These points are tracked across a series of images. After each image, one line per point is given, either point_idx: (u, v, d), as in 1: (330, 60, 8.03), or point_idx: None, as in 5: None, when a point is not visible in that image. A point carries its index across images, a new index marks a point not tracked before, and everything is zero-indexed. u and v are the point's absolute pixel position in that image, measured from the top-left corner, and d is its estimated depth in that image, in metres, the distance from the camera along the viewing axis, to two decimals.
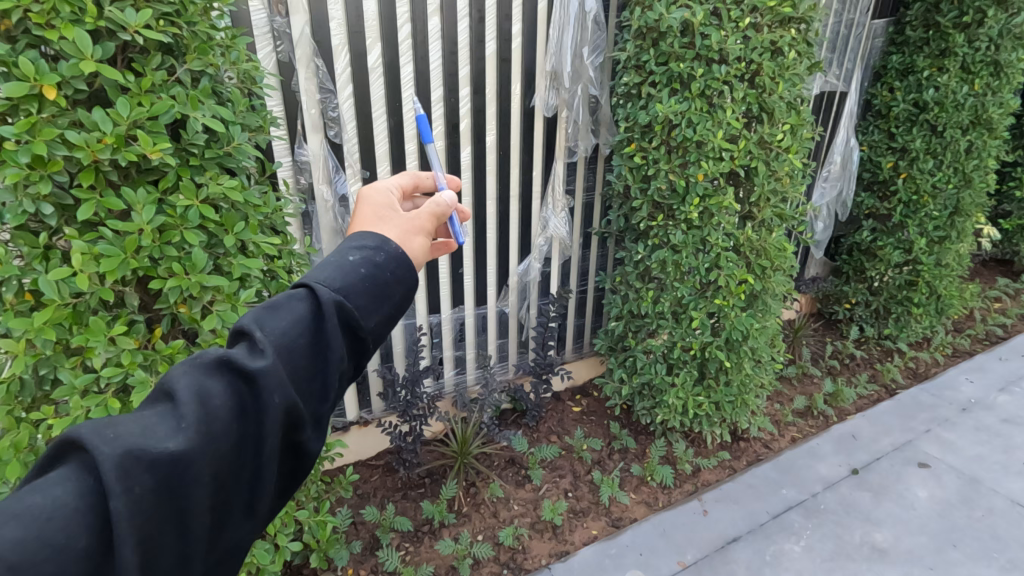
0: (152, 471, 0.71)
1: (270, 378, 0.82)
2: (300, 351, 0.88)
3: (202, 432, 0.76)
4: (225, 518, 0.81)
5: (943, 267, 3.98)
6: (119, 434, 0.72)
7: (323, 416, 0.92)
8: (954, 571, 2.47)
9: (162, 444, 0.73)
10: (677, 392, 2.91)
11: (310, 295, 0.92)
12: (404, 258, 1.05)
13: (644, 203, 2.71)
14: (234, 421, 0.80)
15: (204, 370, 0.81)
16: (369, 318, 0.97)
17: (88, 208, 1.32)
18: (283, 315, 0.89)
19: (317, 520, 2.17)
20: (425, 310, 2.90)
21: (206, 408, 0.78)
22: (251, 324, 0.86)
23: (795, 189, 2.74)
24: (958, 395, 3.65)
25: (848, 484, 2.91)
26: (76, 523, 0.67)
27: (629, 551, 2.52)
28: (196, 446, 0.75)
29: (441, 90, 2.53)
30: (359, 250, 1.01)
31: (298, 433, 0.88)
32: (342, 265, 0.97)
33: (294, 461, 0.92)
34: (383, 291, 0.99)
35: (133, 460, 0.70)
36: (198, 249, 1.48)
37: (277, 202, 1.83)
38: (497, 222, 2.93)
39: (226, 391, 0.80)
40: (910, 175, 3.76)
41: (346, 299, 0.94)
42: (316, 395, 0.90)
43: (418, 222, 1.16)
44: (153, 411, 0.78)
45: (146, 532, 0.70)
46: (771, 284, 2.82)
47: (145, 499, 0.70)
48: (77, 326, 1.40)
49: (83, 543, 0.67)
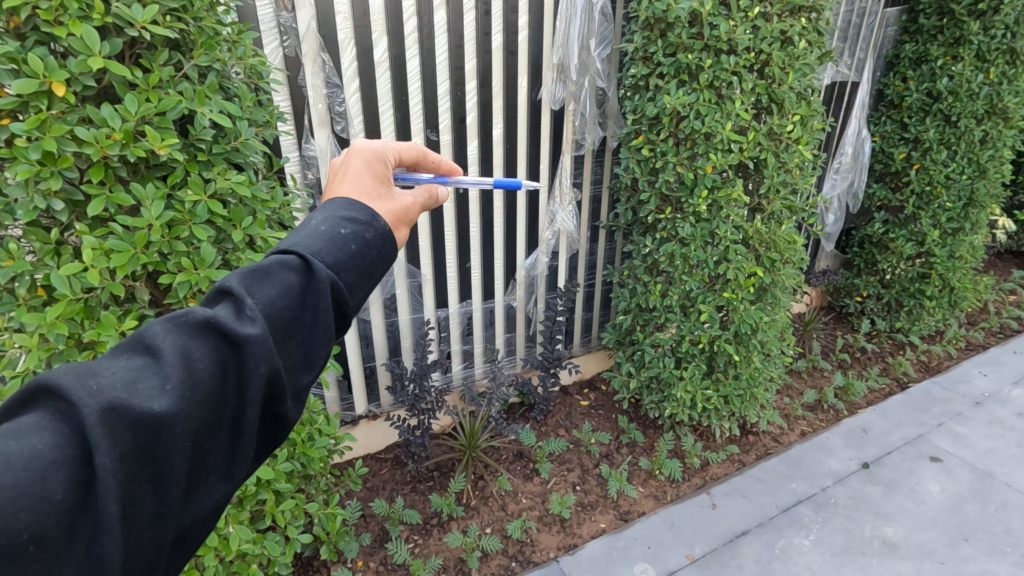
0: (133, 430, 0.71)
1: (258, 346, 0.81)
2: (288, 321, 0.87)
3: (186, 395, 0.76)
4: (203, 484, 0.80)
5: (957, 259, 3.92)
6: (100, 387, 0.72)
7: (308, 390, 0.92)
8: (966, 565, 2.44)
9: (146, 403, 0.72)
10: (686, 386, 2.90)
11: (302, 264, 0.92)
12: (392, 238, 1.04)
13: (652, 196, 2.69)
14: (217, 386, 0.79)
15: (190, 330, 0.80)
16: (356, 296, 0.97)
17: (99, 204, 1.33)
18: (273, 284, 0.88)
19: (326, 512, 2.19)
20: (433, 304, 2.91)
21: (191, 371, 0.77)
22: (241, 288, 0.86)
23: (806, 181, 2.71)
24: (971, 388, 3.61)
25: (858, 478, 2.90)
26: (54, 476, 0.66)
27: (637, 544, 2.52)
28: (179, 408, 0.74)
29: (447, 84, 2.52)
30: (351, 223, 1.00)
31: (283, 404, 0.87)
32: (334, 238, 0.96)
33: (275, 432, 0.91)
34: (371, 271, 1.00)
35: (114, 417, 0.70)
36: (207, 245, 1.49)
37: (285, 197, 1.84)
38: (504, 216, 2.93)
39: (211, 355, 0.80)
40: (923, 166, 3.70)
41: (337, 276, 0.94)
42: (301, 366, 0.90)
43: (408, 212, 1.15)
44: (136, 366, 0.77)
45: (123, 492, 0.69)
46: (781, 277, 2.79)
47: (125, 457, 0.70)
48: (88, 320, 1.42)
49: (60, 496, 0.66)
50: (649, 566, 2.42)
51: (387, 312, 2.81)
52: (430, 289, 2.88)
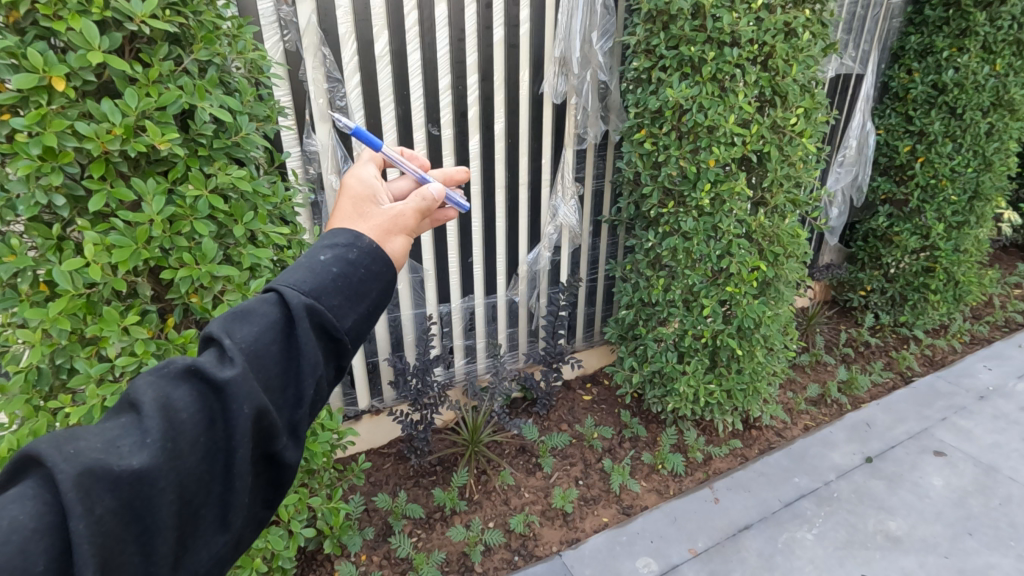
0: (113, 489, 0.72)
1: (237, 388, 0.82)
2: (269, 358, 0.88)
3: (166, 448, 0.77)
4: (196, 533, 0.81)
5: (962, 253, 3.90)
6: (80, 450, 0.73)
7: (300, 424, 0.92)
8: (970, 559, 2.44)
9: (125, 461, 0.74)
10: (689, 380, 2.89)
11: (280, 299, 0.92)
12: (378, 252, 1.03)
13: (654, 190, 2.68)
14: (201, 433, 0.81)
15: (170, 380, 0.82)
16: (344, 319, 0.96)
17: (100, 199, 1.32)
18: (253, 323, 0.89)
19: (330, 507, 2.19)
20: (435, 299, 2.91)
21: (171, 423, 0.79)
22: (219, 332, 0.87)
23: (809, 174, 2.69)
24: (975, 382, 3.60)
25: (862, 472, 2.89)
26: (35, 546, 0.67)
27: (639, 538, 2.53)
28: (160, 460, 0.76)
29: (448, 78, 2.51)
30: (331, 248, 1.00)
31: (275, 441, 0.88)
32: (313, 267, 0.96)
33: (272, 472, 0.92)
34: (358, 290, 0.99)
35: (93, 479, 0.71)
36: (209, 240, 1.49)
37: (286, 192, 1.84)
38: (506, 210, 2.92)
39: (193, 403, 0.81)
40: (928, 159, 3.68)
41: (316, 301, 0.94)
42: (289, 402, 0.90)
43: (401, 219, 1.11)
44: (119, 424, 0.79)
45: (107, 551, 0.71)
46: (785, 271, 2.77)
47: (106, 518, 0.71)
48: (91, 316, 1.42)
49: (42, 565, 0.66)
50: (652, 560, 2.43)
51: (390, 308, 2.81)
52: (433, 285, 2.88)
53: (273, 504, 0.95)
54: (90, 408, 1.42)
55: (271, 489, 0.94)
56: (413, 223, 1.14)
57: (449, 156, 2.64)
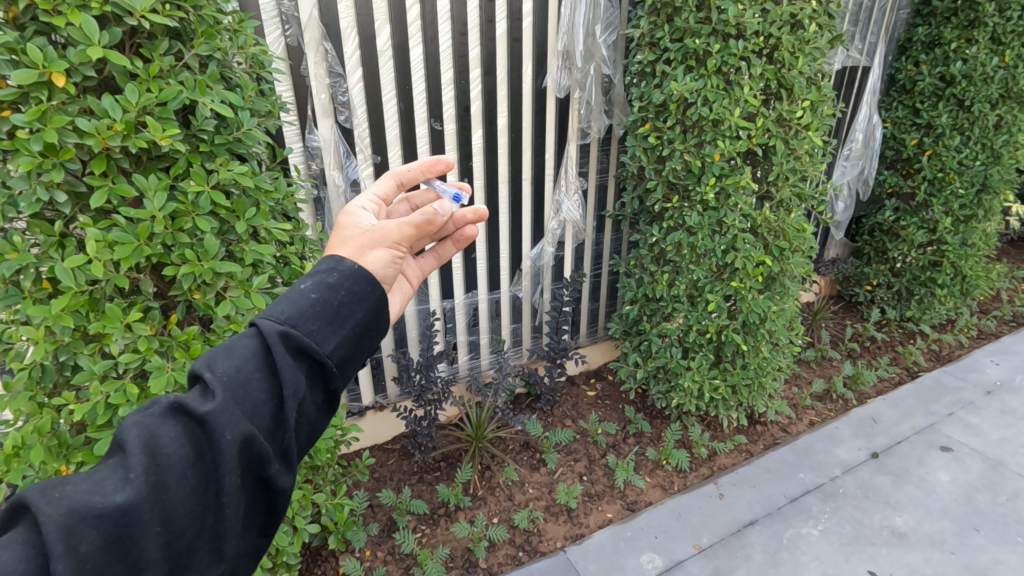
0: (98, 526, 0.74)
1: (217, 419, 0.83)
2: (252, 387, 0.88)
3: (150, 483, 0.78)
4: (188, 565, 0.81)
5: (969, 247, 3.86)
6: (66, 494, 0.75)
7: (289, 450, 0.91)
8: (977, 555, 2.42)
9: (108, 498, 0.76)
10: (693, 375, 2.87)
11: (260, 330, 0.93)
12: (359, 272, 1.02)
13: (659, 184, 2.66)
14: (186, 466, 0.81)
15: (154, 419, 0.84)
16: (327, 342, 0.95)
17: (101, 196, 1.32)
18: (234, 356, 0.90)
19: (334, 503, 2.20)
20: (438, 295, 2.90)
21: (154, 459, 0.80)
22: (201, 367, 0.88)
23: (815, 168, 2.67)
24: (982, 377, 3.57)
25: (867, 468, 2.87)
26: None
27: (644, 534, 2.52)
28: (143, 496, 0.77)
29: (451, 72, 2.50)
30: (310, 275, 1.00)
31: (264, 469, 0.87)
32: (293, 296, 0.96)
33: (266, 500, 0.91)
34: (339, 311, 0.98)
35: (78, 519, 0.73)
36: (210, 236, 1.48)
37: (288, 188, 1.83)
38: (510, 206, 2.91)
39: (177, 438, 0.82)
40: (935, 152, 3.64)
41: (294, 327, 0.93)
42: (277, 428, 0.90)
43: (380, 234, 1.11)
44: (108, 464, 0.81)
45: None
46: (790, 266, 2.75)
47: (91, 556, 0.72)
48: (93, 313, 1.41)
49: None
50: (656, 556, 2.42)
51: None
52: (436, 281, 2.87)
53: (271, 531, 0.95)
54: (93, 405, 1.42)
55: (268, 517, 0.93)
56: (398, 235, 1.12)
57: (452, 151, 2.63)
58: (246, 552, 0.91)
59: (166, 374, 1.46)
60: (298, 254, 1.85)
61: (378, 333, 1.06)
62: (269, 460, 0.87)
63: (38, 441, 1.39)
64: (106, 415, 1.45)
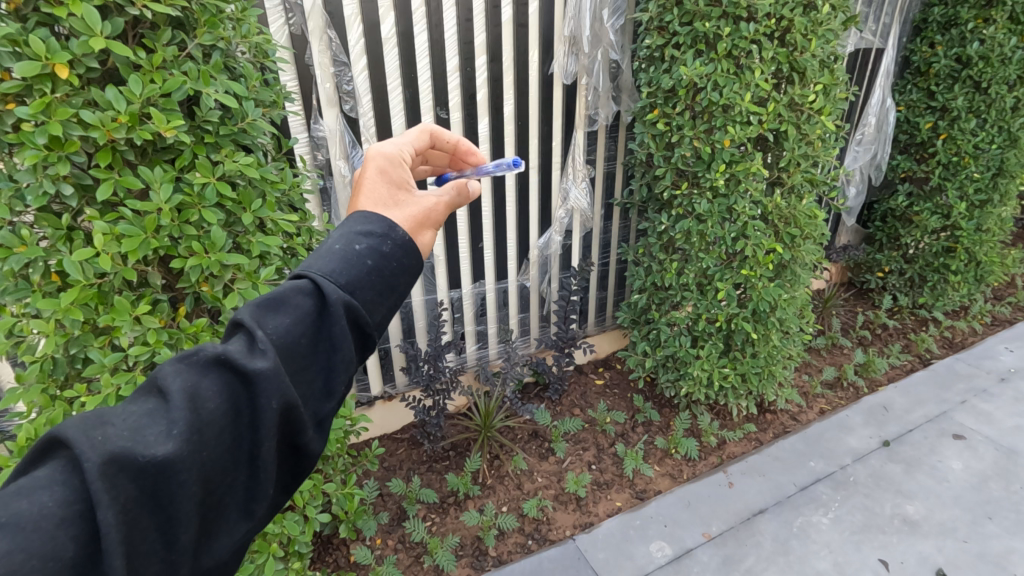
0: (137, 479, 0.72)
1: (265, 380, 0.82)
2: (299, 351, 0.89)
3: (192, 440, 0.77)
4: (218, 521, 0.82)
5: (984, 232, 3.79)
6: (107, 438, 0.73)
7: (325, 417, 0.93)
8: (989, 543, 2.40)
9: (151, 450, 0.74)
10: (702, 364, 2.83)
11: (314, 290, 0.93)
12: (411, 246, 1.05)
13: (667, 171, 2.62)
14: (226, 424, 0.81)
15: (200, 369, 0.82)
16: (376, 313, 0.98)
17: (108, 188, 1.32)
18: (284, 314, 0.90)
19: (344, 493, 2.21)
20: (446, 285, 2.89)
21: (197, 414, 0.79)
22: (251, 321, 0.87)
23: (827, 153, 2.61)
24: (996, 364, 3.53)
25: (879, 456, 2.86)
26: (63, 534, 0.67)
27: (653, 522, 2.53)
28: (185, 452, 0.76)
29: (456, 59, 2.47)
30: (367, 237, 1.01)
31: (299, 435, 0.89)
32: (348, 256, 0.97)
33: (293, 461, 0.93)
34: (390, 283, 1.01)
35: (119, 468, 0.71)
36: (217, 227, 1.47)
37: (294, 179, 1.82)
38: (517, 194, 2.89)
39: (220, 394, 0.82)
40: (950, 135, 3.57)
41: (352, 296, 0.95)
42: (318, 394, 0.92)
43: (433, 213, 1.15)
44: (146, 412, 0.78)
45: (129, 544, 0.70)
46: (802, 253, 2.68)
47: (130, 509, 0.71)
48: (102, 306, 1.42)
49: (71, 553, 0.67)
50: (665, 545, 2.42)
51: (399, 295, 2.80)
52: (443, 271, 2.86)
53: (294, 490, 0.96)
54: (104, 397, 1.42)
55: (291, 478, 0.95)
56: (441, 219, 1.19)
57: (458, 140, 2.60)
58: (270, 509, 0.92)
59: None
60: (305, 246, 1.85)
61: None
62: (306, 427, 0.89)
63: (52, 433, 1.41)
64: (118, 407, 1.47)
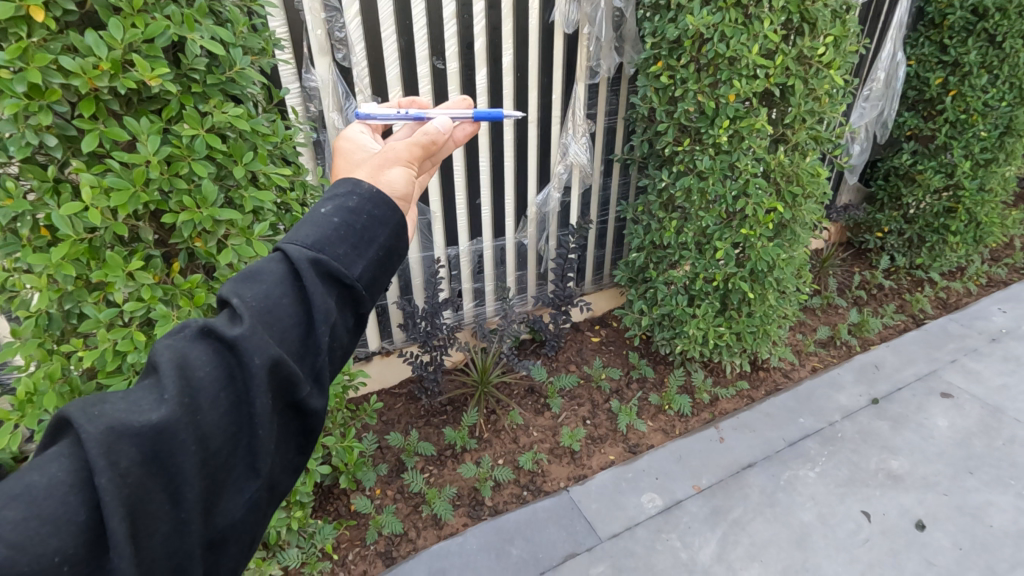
0: (136, 445, 0.73)
1: (247, 341, 0.82)
2: (281, 312, 0.89)
3: (183, 404, 0.77)
4: (225, 482, 0.82)
5: (987, 193, 3.75)
6: (104, 412, 0.74)
7: (320, 373, 0.92)
8: (968, 496, 2.49)
9: (144, 417, 0.75)
10: (698, 323, 2.84)
11: (286, 254, 0.93)
12: (379, 196, 1.03)
13: (670, 126, 2.56)
14: (219, 386, 0.81)
15: (186, 341, 0.83)
16: (354, 265, 0.96)
17: (93, 140, 1.27)
18: (261, 281, 0.90)
19: (344, 445, 2.26)
20: (443, 242, 2.87)
21: (186, 380, 0.79)
22: (228, 291, 0.88)
23: (834, 109, 2.53)
24: (988, 325, 3.57)
25: (867, 413, 2.92)
26: (73, 500, 0.69)
27: (645, 475, 2.60)
28: (177, 415, 0.76)
29: (453, 5, 2.36)
30: (331, 199, 1.00)
31: (294, 391, 0.88)
32: (316, 218, 0.96)
33: (297, 420, 0.93)
34: (365, 235, 0.99)
35: (116, 435, 0.72)
36: (208, 181, 1.43)
37: (287, 131, 1.77)
38: (515, 149, 2.83)
39: (209, 360, 0.82)
40: (960, 92, 3.48)
41: (321, 252, 0.93)
42: (309, 351, 0.91)
43: (393, 153, 1.13)
44: (140, 387, 0.80)
45: (136, 505, 0.72)
46: (803, 212, 2.65)
47: (133, 472, 0.72)
48: (95, 261, 1.40)
49: (83, 517, 0.69)
50: (656, 496, 2.50)
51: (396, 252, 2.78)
52: (440, 228, 2.84)
53: (306, 450, 0.96)
54: (101, 353, 1.43)
55: (299, 439, 0.95)
56: (409, 155, 1.15)
57: (455, 92, 2.52)
58: (283, 469, 0.92)
59: (172, 323, 1.46)
60: (300, 201, 1.81)
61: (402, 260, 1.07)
62: (299, 382, 0.88)
63: (51, 387, 1.42)
64: (115, 362, 1.48)
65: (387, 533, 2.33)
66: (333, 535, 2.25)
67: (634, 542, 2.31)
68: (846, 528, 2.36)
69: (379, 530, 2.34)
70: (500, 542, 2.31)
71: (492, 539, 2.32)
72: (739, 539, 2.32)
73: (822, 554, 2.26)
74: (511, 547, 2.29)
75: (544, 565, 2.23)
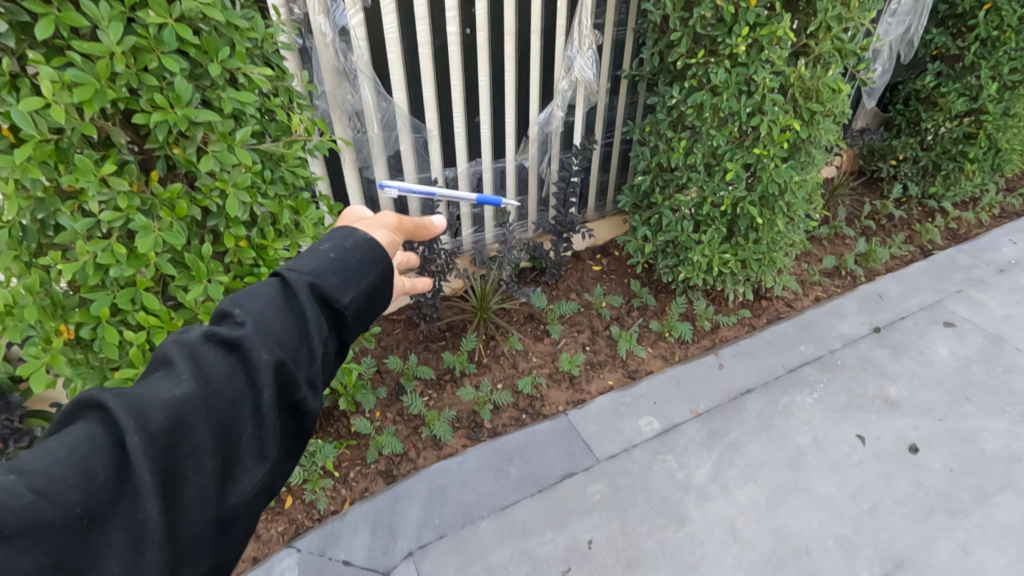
0: (156, 419, 0.73)
1: (256, 340, 0.84)
2: (288, 322, 0.90)
3: (199, 389, 0.78)
4: (234, 469, 0.81)
5: (1011, 118, 3.56)
6: (120, 394, 0.75)
7: (321, 380, 0.93)
8: (963, 421, 2.51)
9: (162, 396, 0.75)
10: (704, 250, 2.76)
11: (287, 276, 0.95)
12: (373, 239, 1.06)
13: (683, 36, 2.37)
14: (230, 376, 0.82)
15: (196, 342, 0.84)
16: (349, 292, 0.98)
17: (47, 25, 1.14)
18: (267, 294, 0.91)
19: (342, 367, 2.24)
20: (440, 163, 2.74)
21: (199, 371, 0.80)
22: (233, 304, 0.89)
23: (863, 16, 2.32)
24: (997, 256, 3.50)
25: (868, 342, 2.90)
26: (94, 463, 0.68)
27: (643, 399, 2.61)
28: (195, 396, 0.77)
29: None
30: (329, 238, 1.03)
31: (299, 394, 0.88)
32: (315, 250, 0.99)
33: (298, 424, 0.93)
34: (362, 263, 1.02)
35: (137, 410, 0.72)
36: (181, 78, 1.31)
37: (267, 29, 1.61)
38: (517, 63, 2.65)
39: (220, 358, 0.83)
40: (994, 6, 3.21)
41: (320, 276, 0.96)
42: (314, 362, 0.92)
43: (381, 221, 1.18)
44: (151, 377, 0.80)
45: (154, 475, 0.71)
46: (821, 131, 2.51)
47: (152, 444, 0.72)
48: (64, 166, 1.29)
49: (102, 478, 0.68)
50: (654, 420, 2.52)
51: (391, 172, 2.66)
52: (437, 148, 2.69)
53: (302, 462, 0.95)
54: (81, 265, 1.38)
55: (297, 444, 0.94)
56: (396, 223, 1.20)
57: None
58: (282, 473, 0.91)
59: (154, 235, 1.38)
60: (285, 108, 1.69)
61: (389, 296, 1.09)
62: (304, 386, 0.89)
63: (32, 300, 1.37)
64: (98, 276, 1.42)
65: (388, 452, 2.36)
66: (333, 454, 2.28)
67: (631, 462, 2.34)
68: (841, 451, 2.39)
69: (379, 450, 2.37)
70: (499, 462, 2.35)
71: (491, 459, 2.36)
72: (734, 460, 2.36)
73: (815, 474, 2.30)
74: (510, 467, 2.33)
75: (542, 483, 2.27)
